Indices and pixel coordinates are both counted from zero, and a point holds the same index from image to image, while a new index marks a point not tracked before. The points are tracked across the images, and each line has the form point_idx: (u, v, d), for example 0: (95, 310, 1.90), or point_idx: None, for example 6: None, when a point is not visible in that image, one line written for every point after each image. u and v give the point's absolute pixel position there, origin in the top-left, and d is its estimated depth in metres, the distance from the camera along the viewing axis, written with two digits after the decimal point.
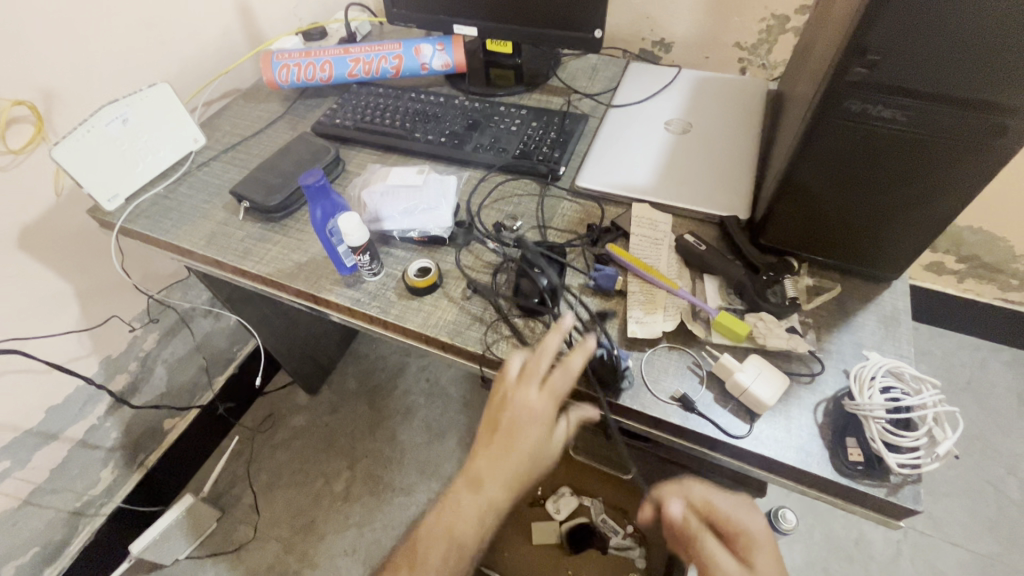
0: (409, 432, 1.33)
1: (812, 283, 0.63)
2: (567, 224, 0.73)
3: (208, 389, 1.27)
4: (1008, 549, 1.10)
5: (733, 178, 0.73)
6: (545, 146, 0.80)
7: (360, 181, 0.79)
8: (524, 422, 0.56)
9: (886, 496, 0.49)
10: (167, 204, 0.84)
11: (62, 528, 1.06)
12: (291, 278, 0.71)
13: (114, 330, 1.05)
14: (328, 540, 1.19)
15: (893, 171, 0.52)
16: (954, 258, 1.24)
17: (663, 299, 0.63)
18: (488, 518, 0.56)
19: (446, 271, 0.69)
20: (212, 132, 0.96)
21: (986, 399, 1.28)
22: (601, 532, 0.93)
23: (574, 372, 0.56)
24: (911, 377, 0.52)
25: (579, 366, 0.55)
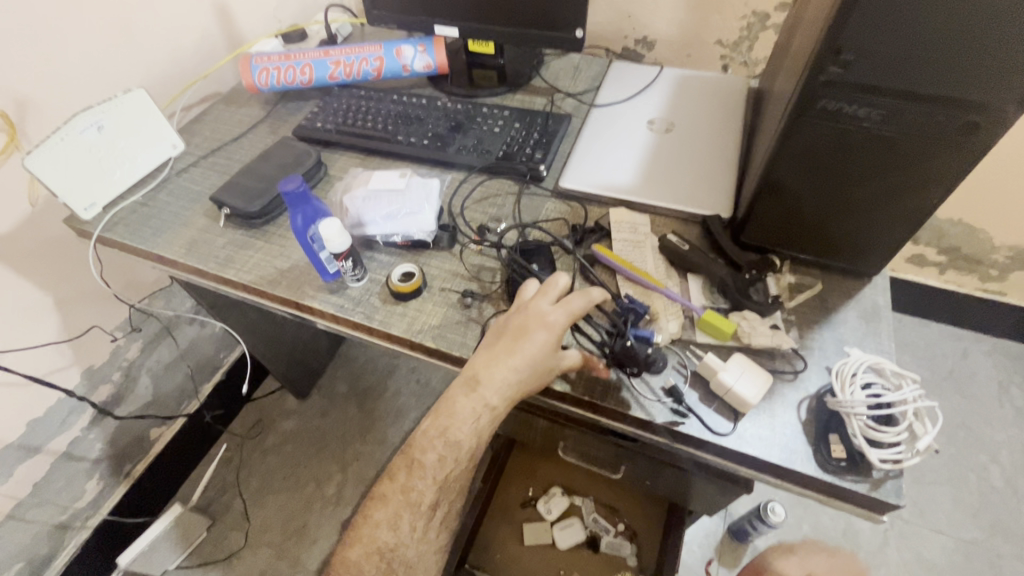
0: (400, 435, 1.33)
1: (794, 281, 0.64)
2: (552, 225, 0.73)
3: (194, 397, 1.26)
4: (991, 535, 1.12)
5: (716, 176, 0.73)
6: (528, 146, 0.80)
7: (342, 185, 0.79)
8: (532, 328, 0.55)
9: (869, 491, 0.49)
10: (146, 211, 0.83)
11: (48, 542, 1.04)
12: (274, 285, 0.70)
13: (96, 340, 1.04)
14: (320, 546, 1.18)
15: (870, 168, 0.52)
16: (935, 250, 1.25)
17: (648, 299, 0.63)
18: (450, 465, 0.54)
19: (431, 275, 0.69)
20: (191, 137, 0.94)
21: (968, 388, 1.31)
22: (592, 531, 0.93)
23: (571, 312, 0.56)
24: (891, 373, 0.53)
25: (599, 294, 0.57)
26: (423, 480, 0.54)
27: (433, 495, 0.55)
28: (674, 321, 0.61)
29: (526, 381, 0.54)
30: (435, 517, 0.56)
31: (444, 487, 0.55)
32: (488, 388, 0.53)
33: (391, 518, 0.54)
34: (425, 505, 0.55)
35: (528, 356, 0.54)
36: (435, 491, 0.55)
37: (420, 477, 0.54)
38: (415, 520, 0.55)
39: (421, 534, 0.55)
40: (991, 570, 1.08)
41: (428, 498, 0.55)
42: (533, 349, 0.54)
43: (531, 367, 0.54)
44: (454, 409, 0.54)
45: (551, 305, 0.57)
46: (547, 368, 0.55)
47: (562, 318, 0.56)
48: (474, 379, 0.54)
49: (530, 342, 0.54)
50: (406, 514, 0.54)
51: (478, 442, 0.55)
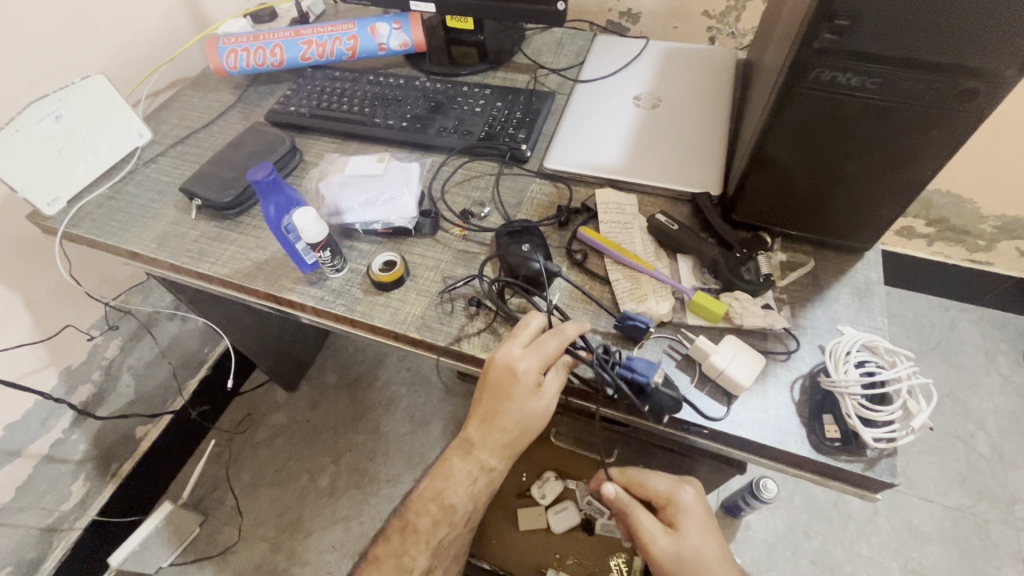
0: (392, 424, 1.31)
1: (785, 259, 0.62)
2: (537, 207, 0.71)
3: (179, 393, 1.23)
4: (977, 501, 1.14)
5: (705, 152, 0.71)
6: (511, 126, 0.77)
7: (318, 172, 0.75)
8: (508, 384, 0.53)
9: (863, 471, 0.49)
10: (114, 205, 0.79)
11: (35, 545, 1.02)
12: (251, 279, 0.67)
13: (72, 339, 1.01)
14: (315, 537, 1.18)
15: (864, 139, 0.51)
16: (924, 222, 1.25)
17: (642, 282, 0.61)
18: (444, 531, 0.60)
19: (414, 264, 0.66)
20: (159, 125, 0.90)
21: (955, 357, 1.32)
22: (587, 513, 0.93)
23: (544, 358, 0.53)
24: (885, 350, 0.52)
25: (573, 330, 0.55)
26: (416, 545, 0.60)
27: (426, 559, 0.61)
28: (665, 303, 0.59)
29: (514, 439, 0.56)
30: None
31: (437, 550, 0.61)
32: (481, 452, 0.56)
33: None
34: (418, 570, 0.60)
35: (511, 417, 0.54)
36: (428, 554, 0.60)
37: (414, 542, 0.60)
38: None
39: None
40: (978, 535, 1.10)
41: (422, 562, 0.60)
42: (513, 409, 0.54)
43: (518, 429, 0.55)
44: (450, 472, 0.58)
45: (522, 349, 0.54)
46: (530, 421, 0.55)
47: (537, 368, 0.53)
48: (466, 443, 0.57)
49: (509, 401, 0.53)
50: None
51: (470, 504, 0.60)
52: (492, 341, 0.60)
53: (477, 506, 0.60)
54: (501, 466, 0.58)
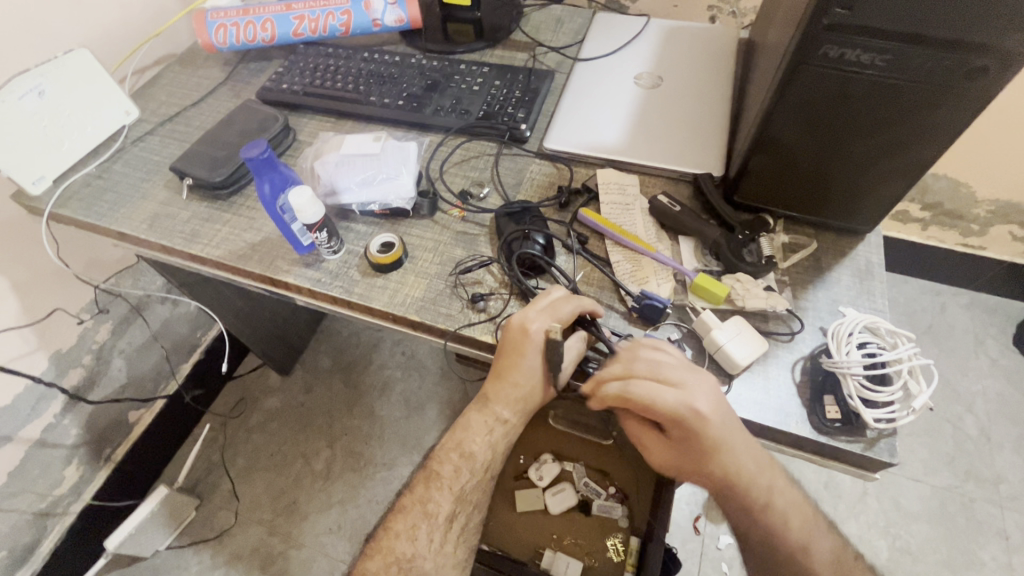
0: (388, 408, 1.31)
1: (787, 241, 0.62)
2: (536, 188, 0.70)
3: (172, 378, 1.22)
4: (964, 481, 1.16)
5: (706, 133, 0.70)
6: (510, 105, 0.76)
7: (312, 151, 0.74)
8: (519, 344, 0.55)
9: (863, 451, 0.49)
10: (101, 184, 0.77)
11: (30, 530, 1.02)
12: (245, 261, 0.66)
13: (60, 323, 0.99)
14: (312, 520, 1.18)
15: (870, 119, 0.50)
16: (919, 207, 1.25)
17: (647, 265, 0.61)
18: (470, 478, 0.60)
19: (412, 245, 0.65)
20: (146, 103, 0.87)
21: (945, 341, 1.33)
22: (584, 495, 0.93)
23: (556, 321, 0.54)
24: (887, 331, 0.52)
25: (588, 300, 0.55)
26: (439, 492, 0.60)
27: (449, 506, 0.59)
28: (667, 285, 0.59)
29: (527, 393, 0.57)
30: (452, 528, 0.60)
31: (460, 496, 0.59)
32: (495, 404, 0.58)
33: (410, 529, 0.59)
34: (441, 516, 0.59)
35: (524, 372, 0.56)
36: (452, 501, 0.59)
37: (437, 488, 0.60)
38: (431, 531, 0.59)
39: (439, 544, 0.59)
40: (963, 514, 1.13)
41: (445, 509, 0.59)
42: (523, 365, 0.56)
43: (528, 383, 0.57)
44: (468, 423, 0.60)
45: (538, 312, 0.55)
46: (543, 377, 0.56)
47: (549, 331, 0.55)
48: (484, 396, 0.60)
49: (521, 358, 0.55)
50: (423, 526, 0.59)
51: (494, 449, 0.60)
52: (491, 323, 0.59)
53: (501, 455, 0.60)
54: (515, 419, 0.59)
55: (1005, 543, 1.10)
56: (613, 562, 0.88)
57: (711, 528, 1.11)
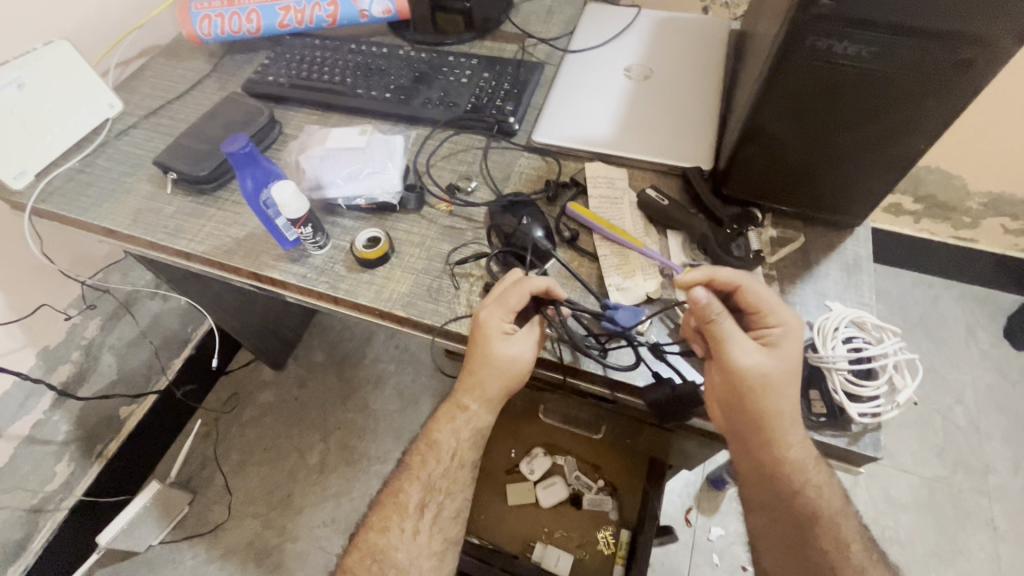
0: (380, 402, 1.31)
1: (776, 234, 0.62)
2: (525, 181, 0.69)
3: (163, 373, 1.21)
4: (953, 472, 1.17)
5: (695, 125, 0.70)
6: (498, 98, 0.75)
7: (297, 145, 0.73)
8: (474, 331, 0.55)
9: (847, 445, 0.49)
10: (84, 179, 0.76)
11: (21, 526, 1.01)
12: (230, 256, 0.65)
13: (48, 320, 0.99)
14: (306, 514, 1.18)
15: (855, 111, 0.50)
16: (911, 199, 1.25)
17: (635, 260, 0.60)
18: (438, 469, 0.60)
19: (399, 240, 0.65)
20: (130, 95, 0.86)
21: (937, 333, 1.34)
22: (575, 488, 0.95)
23: (506, 307, 0.54)
24: (873, 326, 0.52)
25: (540, 284, 0.54)
26: (410, 483, 0.60)
27: (419, 496, 0.60)
28: (653, 281, 0.59)
29: (488, 383, 0.56)
30: (424, 519, 0.60)
31: (428, 486, 0.60)
32: (458, 393, 0.58)
33: (383, 521, 0.60)
34: (411, 507, 0.60)
35: (483, 364, 0.55)
36: (421, 490, 0.60)
37: (408, 479, 0.60)
38: (402, 521, 0.59)
39: (412, 534, 0.59)
40: (952, 504, 1.14)
41: (415, 500, 0.60)
42: (479, 354, 0.55)
43: (484, 371, 0.55)
44: (436, 412, 0.61)
45: (493, 299, 0.55)
46: (502, 368, 0.55)
47: (501, 317, 0.54)
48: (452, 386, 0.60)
49: (476, 348, 0.54)
50: (395, 517, 0.60)
51: (459, 438, 0.59)
52: None
53: (465, 447, 0.60)
54: (475, 406, 0.58)
55: (993, 533, 1.11)
56: (602, 555, 0.89)
57: (703, 521, 1.11)
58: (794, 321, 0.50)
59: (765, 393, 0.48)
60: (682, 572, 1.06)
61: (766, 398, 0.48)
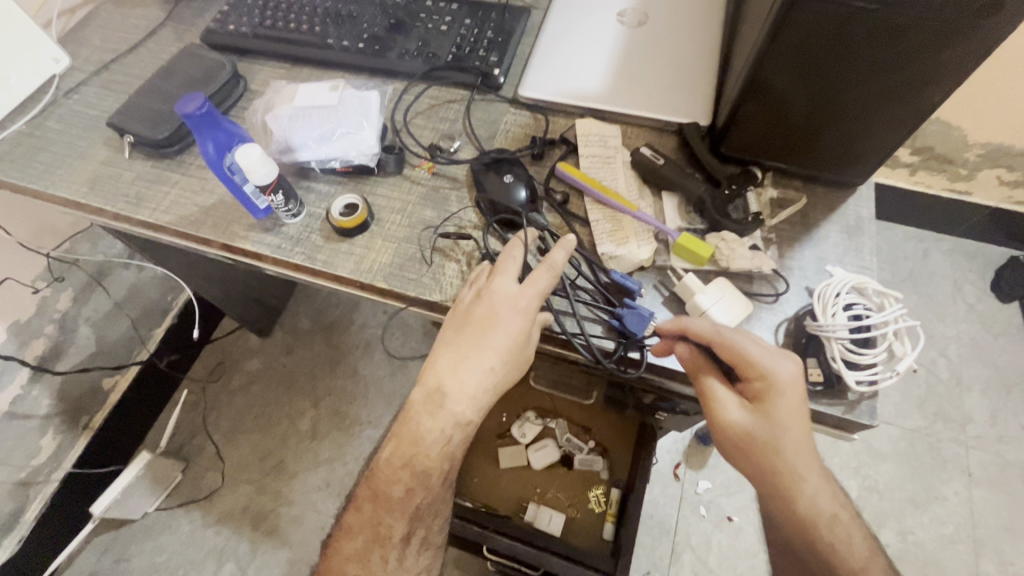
0: (369, 367, 1.30)
1: (776, 195, 0.59)
2: (512, 139, 0.65)
3: (144, 344, 1.17)
4: (933, 422, 1.20)
5: (693, 77, 0.65)
6: (481, 48, 0.69)
7: (263, 103, 0.67)
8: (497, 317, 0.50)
9: (843, 414, 0.48)
10: (34, 143, 0.70)
11: (11, 500, 1.01)
12: (197, 226, 0.61)
13: (15, 294, 0.99)
14: (301, 478, 1.19)
15: (868, 64, 0.46)
16: (909, 151, 1.21)
17: (629, 225, 0.57)
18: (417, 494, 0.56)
19: (378, 207, 0.61)
20: (78, 48, 0.78)
21: (925, 287, 1.34)
22: (566, 449, 0.94)
23: (539, 293, 0.50)
24: (874, 292, 0.50)
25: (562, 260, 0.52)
26: (390, 515, 0.56)
27: (404, 527, 0.56)
28: (647, 246, 0.56)
29: (497, 378, 0.52)
30: (410, 544, 0.57)
31: (415, 517, 0.57)
32: (456, 403, 0.52)
33: (363, 552, 0.56)
34: (396, 538, 0.56)
35: (498, 351, 0.50)
36: (406, 521, 0.56)
37: (388, 511, 0.56)
38: (385, 555, 0.56)
39: (398, 563, 0.57)
40: (931, 453, 1.18)
41: (399, 530, 0.56)
42: (498, 342, 0.50)
43: (504, 366, 0.51)
44: (420, 435, 0.54)
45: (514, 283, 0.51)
46: (518, 358, 0.52)
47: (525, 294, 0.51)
48: (434, 395, 0.52)
49: (494, 327, 0.50)
50: (376, 549, 0.56)
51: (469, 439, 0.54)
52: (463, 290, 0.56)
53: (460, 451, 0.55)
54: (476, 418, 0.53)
55: (968, 479, 1.15)
56: (594, 513, 0.91)
57: (691, 475, 1.14)
58: (785, 370, 0.46)
59: (785, 474, 0.47)
60: (670, 524, 1.10)
61: (759, 455, 0.47)
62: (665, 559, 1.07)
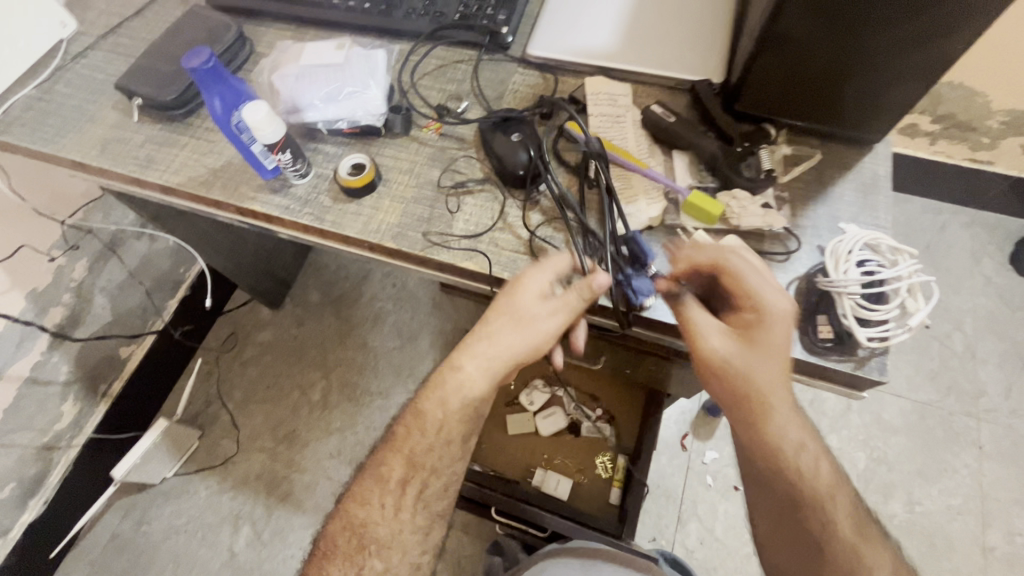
0: (379, 339, 1.31)
1: (790, 152, 0.58)
2: (520, 99, 0.64)
3: (158, 315, 1.21)
4: (945, 396, 1.19)
5: (706, 34, 0.63)
6: (489, 6, 0.68)
7: (268, 63, 0.66)
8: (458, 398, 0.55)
9: (853, 370, 0.48)
10: (44, 107, 0.70)
11: (36, 462, 1.04)
12: (207, 188, 0.62)
13: (31, 262, 0.99)
14: (313, 446, 1.22)
15: (890, 10, 0.45)
16: (930, 119, 1.18)
17: (638, 182, 0.57)
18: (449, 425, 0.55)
19: (386, 167, 0.61)
20: (84, 12, 0.78)
21: (942, 260, 1.32)
22: (573, 417, 0.96)
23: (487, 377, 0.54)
24: (888, 249, 0.49)
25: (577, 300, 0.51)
26: (395, 455, 0.57)
27: (401, 471, 0.56)
28: (655, 205, 0.55)
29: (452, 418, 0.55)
30: (406, 493, 0.56)
31: (413, 462, 0.56)
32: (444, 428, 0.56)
33: (366, 492, 0.57)
34: (393, 481, 0.56)
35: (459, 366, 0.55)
36: (404, 465, 0.56)
37: (395, 452, 0.57)
38: (383, 497, 0.56)
39: (393, 511, 0.56)
40: (942, 427, 1.17)
41: (397, 474, 0.56)
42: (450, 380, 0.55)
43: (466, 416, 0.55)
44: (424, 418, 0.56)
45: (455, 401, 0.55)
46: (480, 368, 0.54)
47: (567, 304, 0.51)
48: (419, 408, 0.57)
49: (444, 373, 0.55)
50: (375, 489, 0.57)
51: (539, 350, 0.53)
52: (468, 249, 0.56)
53: (515, 352, 0.52)
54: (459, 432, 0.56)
55: (978, 453, 1.14)
56: (600, 479, 0.92)
57: (698, 446, 1.14)
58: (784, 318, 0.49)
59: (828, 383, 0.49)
60: (677, 493, 1.11)
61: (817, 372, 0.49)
62: (671, 527, 1.08)
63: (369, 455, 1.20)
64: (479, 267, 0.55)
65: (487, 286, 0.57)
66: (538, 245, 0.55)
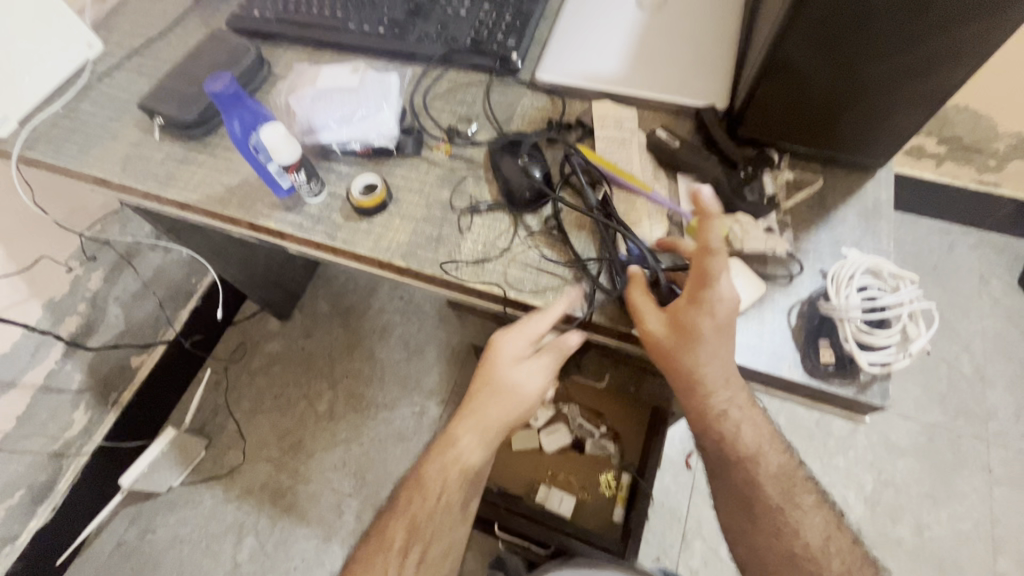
0: (385, 352, 1.32)
1: (793, 177, 0.59)
2: (529, 122, 0.65)
3: (170, 324, 1.23)
4: (954, 418, 1.18)
5: (711, 62, 0.65)
6: (499, 31, 0.69)
7: (286, 86, 0.69)
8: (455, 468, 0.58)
9: (855, 395, 0.48)
10: (69, 125, 0.73)
11: (46, 469, 1.06)
12: (224, 205, 0.64)
13: (50, 272, 1.00)
14: (317, 458, 1.22)
15: (889, 41, 0.46)
16: (936, 141, 1.18)
17: (642, 206, 0.58)
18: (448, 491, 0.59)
19: (397, 187, 0.62)
20: (110, 34, 0.81)
21: (949, 281, 1.31)
22: (578, 435, 0.96)
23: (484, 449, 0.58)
24: (889, 274, 0.50)
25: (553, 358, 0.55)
26: (396, 520, 0.60)
27: (404, 537, 0.59)
28: (659, 228, 0.56)
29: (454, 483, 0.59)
30: (408, 560, 0.58)
31: (415, 527, 0.59)
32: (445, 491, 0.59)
33: (369, 558, 0.59)
34: (396, 547, 0.58)
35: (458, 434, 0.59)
36: (406, 531, 0.59)
37: (394, 518, 0.60)
38: (388, 563, 0.58)
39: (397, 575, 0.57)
40: (951, 449, 1.16)
41: (399, 541, 0.59)
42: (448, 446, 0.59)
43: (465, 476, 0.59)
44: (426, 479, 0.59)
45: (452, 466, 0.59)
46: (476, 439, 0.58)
47: (544, 362, 0.56)
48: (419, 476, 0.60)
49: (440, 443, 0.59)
50: (380, 557, 0.58)
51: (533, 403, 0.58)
52: (476, 269, 0.57)
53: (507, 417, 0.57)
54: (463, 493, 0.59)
55: (988, 476, 1.13)
56: (604, 496, 0.92)
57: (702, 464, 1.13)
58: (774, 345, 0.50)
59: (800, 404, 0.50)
60: (681, 512, 1.10)
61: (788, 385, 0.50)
62: (675, 546, 1.08)
63: (374, 467, 1.20)
64: (485, 287, 0.56)
65: (493, 304, 0.59)
66: (544, 266, 0.56)
